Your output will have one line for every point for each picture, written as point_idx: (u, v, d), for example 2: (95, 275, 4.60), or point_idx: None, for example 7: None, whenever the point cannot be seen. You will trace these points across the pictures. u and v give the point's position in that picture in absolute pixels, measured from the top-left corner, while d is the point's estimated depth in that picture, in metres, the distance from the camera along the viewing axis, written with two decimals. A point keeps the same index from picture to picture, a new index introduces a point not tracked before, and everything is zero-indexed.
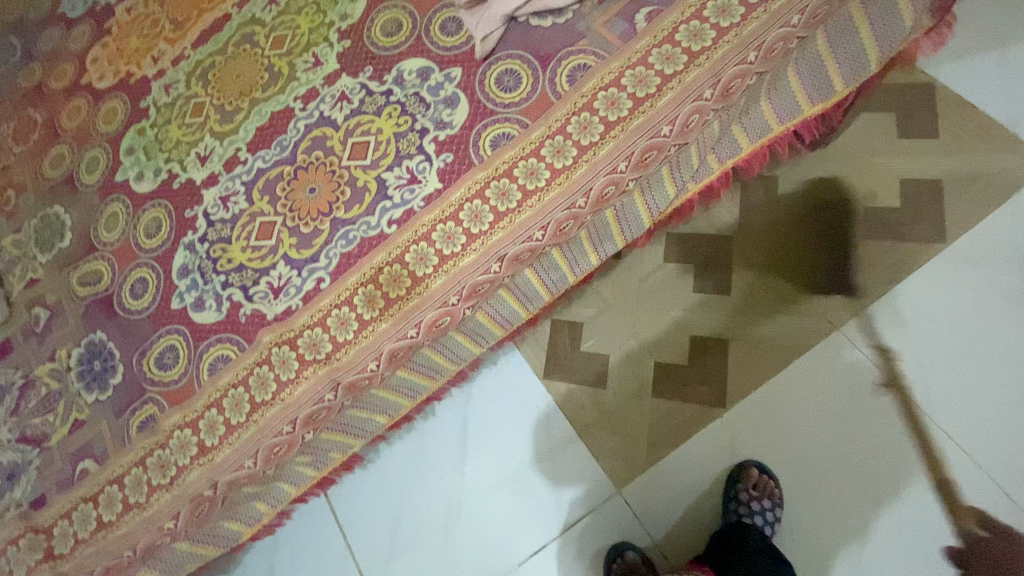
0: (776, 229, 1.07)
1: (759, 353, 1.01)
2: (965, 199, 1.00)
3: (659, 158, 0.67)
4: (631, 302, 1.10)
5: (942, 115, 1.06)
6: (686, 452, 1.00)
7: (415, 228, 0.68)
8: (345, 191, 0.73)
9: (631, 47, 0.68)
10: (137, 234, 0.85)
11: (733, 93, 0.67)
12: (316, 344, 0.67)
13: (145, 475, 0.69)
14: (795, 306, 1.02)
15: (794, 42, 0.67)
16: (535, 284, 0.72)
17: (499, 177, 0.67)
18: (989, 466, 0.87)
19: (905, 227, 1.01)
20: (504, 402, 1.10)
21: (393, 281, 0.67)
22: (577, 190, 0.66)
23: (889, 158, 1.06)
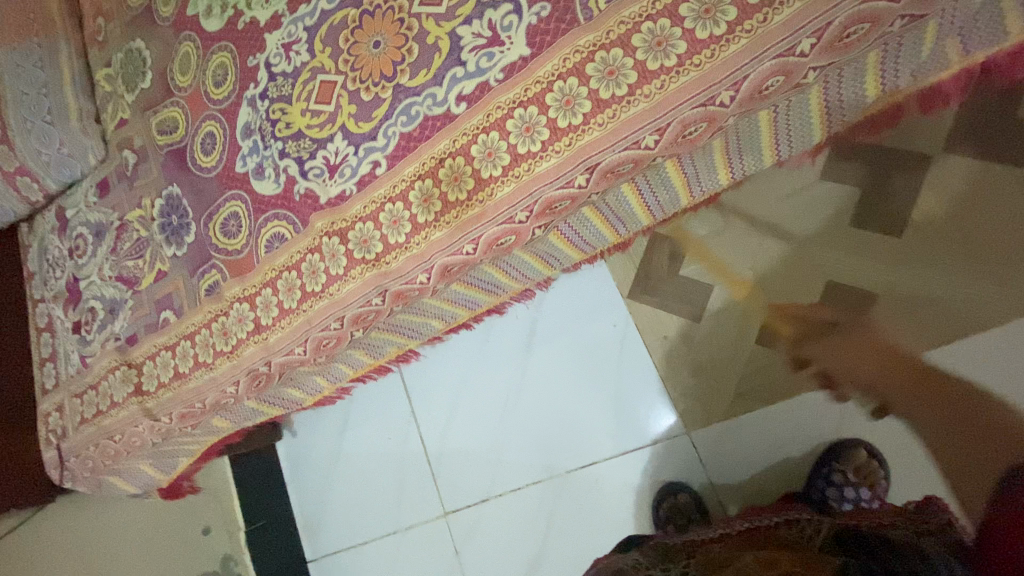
0: (994, 155, 0.78)
1: (918, 318, 0.79)
2: None
3: (868, 38, 0.43)
4: (756, 225, 0.89)
5: None
6: (778, 411, 0.86)
7: (488, 111, 0.52)
8: (413, 49, 0.58)
9: None
10: (207, 81, 0.77)
11: None
12: (367, 241, 0.59)
13: (211, 338, 0.71)
14: (991, 267, 0.77)
15: None
16: (632, 204, 0.56)
17: (610, 45, 0.47)
18: None
19: None
20: (581, 314, 1.00)
21: (455, 179, 0.54)
22: (722, 78, 0.45)
23: None
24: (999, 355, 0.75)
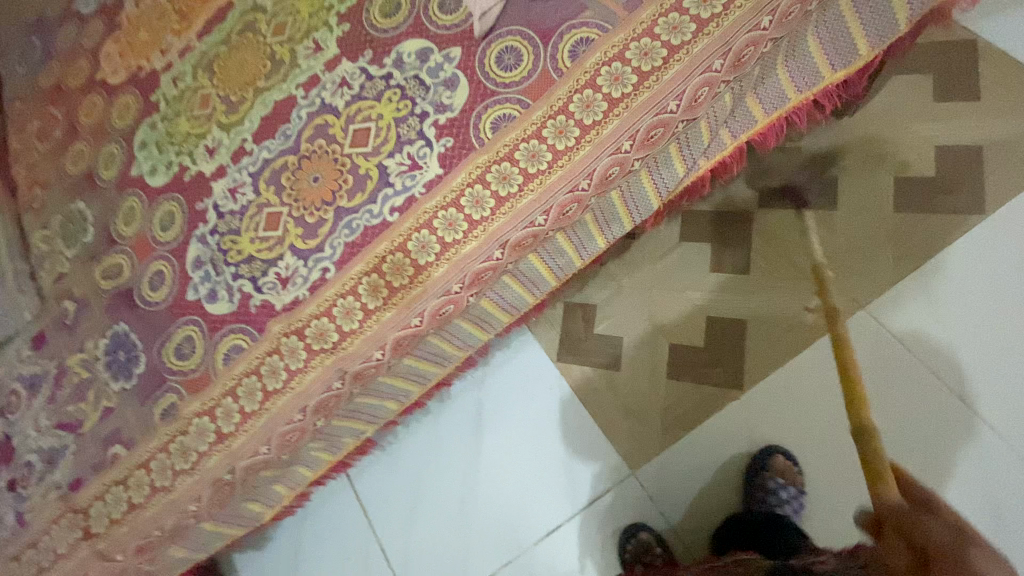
0: (790, 202, 1.02)
1: (777, 335, 0.98)
2: (1005, 171, 0.91)
3: (665, 136, 0.64)
4: (645, 282, 1.08)
5: (987, 75, 0.96)
6: (703, 434, 0.98)
7: (416, 217, 0.67)
8: (348, 180, 0.73)
9: (636, 18, 0.64)
10: (154, 227, 0.87)
11: (744, 63, 0.62)
12: (323, 333, 0.68)
13: (170, 459, 0.73)
14: (816, 283, 0.97)
15: (812, 5, 0.61)
16: (539, 269, 0.71)
17: (500, 160, 0.65)
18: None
19: (940, 197, 0.93)
20: (518, 386, 1.11)
21: (396, 270, 0.67)
22: (580, 172, 0.64)
23: (924, 124, 0.97)
24: (852, 352, 0.92)
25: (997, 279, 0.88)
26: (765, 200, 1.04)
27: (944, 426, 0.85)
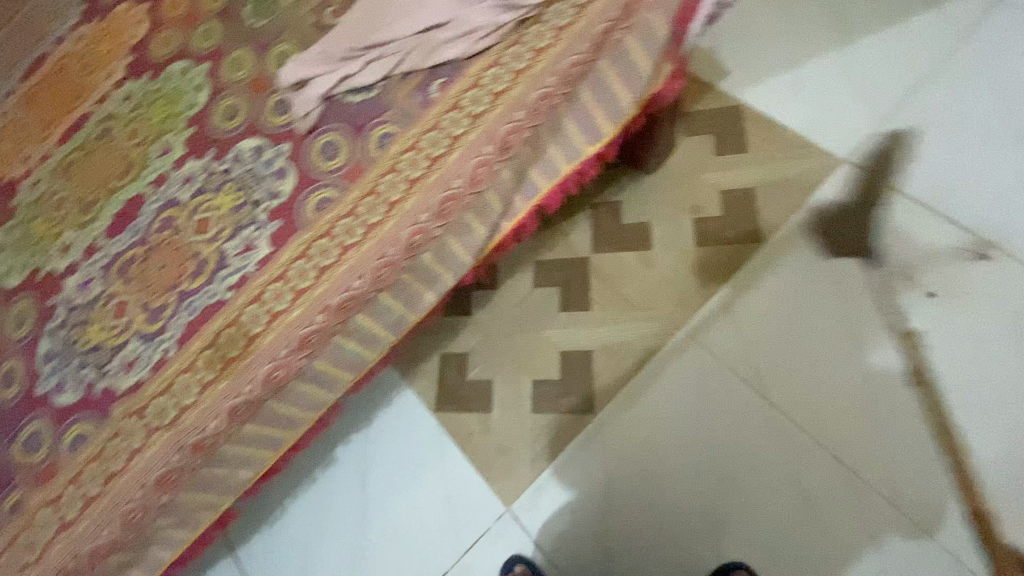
0: (618, 246, 1.21)
1: (618, 360, 1.11)
2: (770, 206, 1.14)
3: (458, 207, 0.75)
4: (507, 328, 1.20)
5: (749, 132, 1.21)
6: (568, 461, 1.06)
7: (248, 292, 0.75)
8: (191, 265, 0.81)
9: (427, 115, 0.77)
10: (5, 327, 0.89)
11: (511, 146, 0.76)
12: (161, 411, 0.73)
13: (8, 560, 0.73)
14: (642, 312, 1.14)
15: (557, 99, 0.77)
16: (371, 328, 0.78)
17: (321, 237, 0.75)
18: (821, 439, 0.96)
19: (727, 232, 1.14)
20: (400, 442, 1.16)
21: (230, 342, 0.73)
22: (387, 241, 0.73)
23: (708, 174, 1.20)
24: (680, 373, 1.07)
25: (782, 300, 1.07)
26: (598, 245, 1.22)
27: (755, 428, 1.00)
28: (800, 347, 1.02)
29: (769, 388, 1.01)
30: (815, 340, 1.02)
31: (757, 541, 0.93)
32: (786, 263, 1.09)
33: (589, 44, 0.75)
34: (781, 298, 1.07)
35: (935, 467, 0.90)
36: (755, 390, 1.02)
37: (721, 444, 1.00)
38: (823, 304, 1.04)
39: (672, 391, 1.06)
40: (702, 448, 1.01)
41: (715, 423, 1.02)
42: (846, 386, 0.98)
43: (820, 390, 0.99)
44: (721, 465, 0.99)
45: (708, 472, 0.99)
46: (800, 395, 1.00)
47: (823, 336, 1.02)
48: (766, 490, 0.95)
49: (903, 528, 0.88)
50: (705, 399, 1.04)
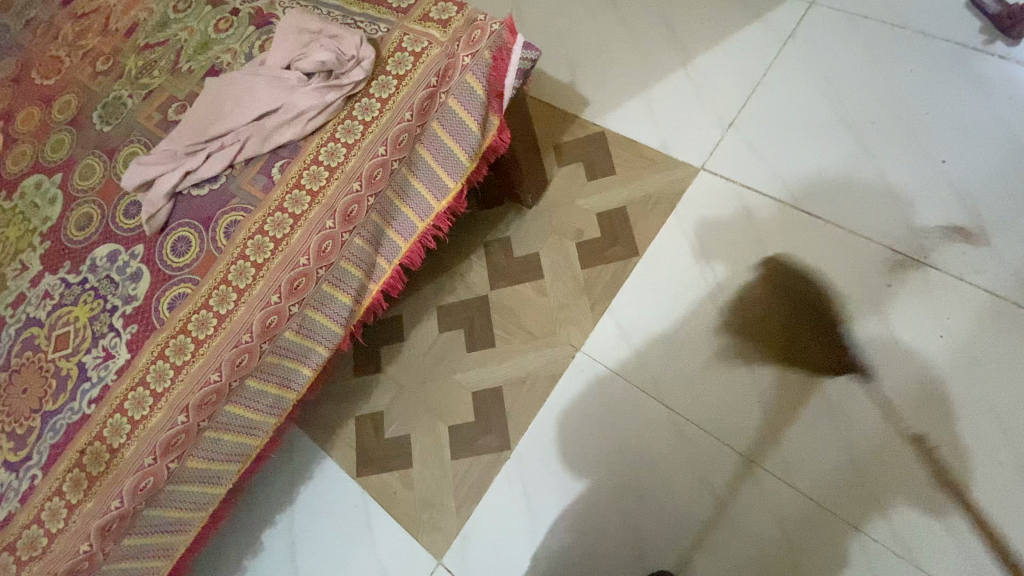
0: (512, 278, 1.25)
1: (527, 391, 1.14)
2: (643, 219, 1.22)
3: (311, 283, 0.77)
4: (418, 378, 1.21)
5: (615, 155, 1.30)
6: (493, 501, 1.07)
7: (109, 403, 0.74)
8: (52, 383, 0.79)
9: (269, 198, 0.79)
10: None
11: (354, 216, 0.78)
12: (33, 541, 0.71)
13: None
14: (544, 339, 1.17)
15: (394, 164, 0.80)
16: (245, 415, 0.78)
17: (177, 335, 0.75)
18: (723, 435, 1.00)
19: (608, 250, 1.21)
20: (326, 514, 1.14)
21: (95, 458, 0.72)
22: (240, 328, 0.75)
23: (584, 199, 1.28)
24: (587, 394, 1.10)
25: (668, 307, 1.12)
26: (494, 280, 1.26)
27: (662, 437, 1.03)
28: (689, 348, 1.08)
29: (669, 394, 1.06)
30: (699, 338, 1.08)
31: (679, 549, 0.95)
32: (667, 270, 1.16)
33: (413, 111, 0.80)
34: (667, 305, 1.13)
35: (819, 439, 0.96)
36: (657, 397, 1.06)
37: (631, 455, 1.03)
38: (704, 304, 1.11)
39: (580, 413, 1.09)
40: (616, 466, 1.03)
41: (624, 436, 1.05)
42: (737, 380, 1.03)
43: (716, 388, 1.04)
44: (633, 476, 1.02)
45: (625, 489, 1.01)
46: (695, 393, 1.04)
47: (705, 333, 1.08)
48: (680, 496, 0.98)
49: (806, 510, 0.93)
50: (609, 414, 1.07)
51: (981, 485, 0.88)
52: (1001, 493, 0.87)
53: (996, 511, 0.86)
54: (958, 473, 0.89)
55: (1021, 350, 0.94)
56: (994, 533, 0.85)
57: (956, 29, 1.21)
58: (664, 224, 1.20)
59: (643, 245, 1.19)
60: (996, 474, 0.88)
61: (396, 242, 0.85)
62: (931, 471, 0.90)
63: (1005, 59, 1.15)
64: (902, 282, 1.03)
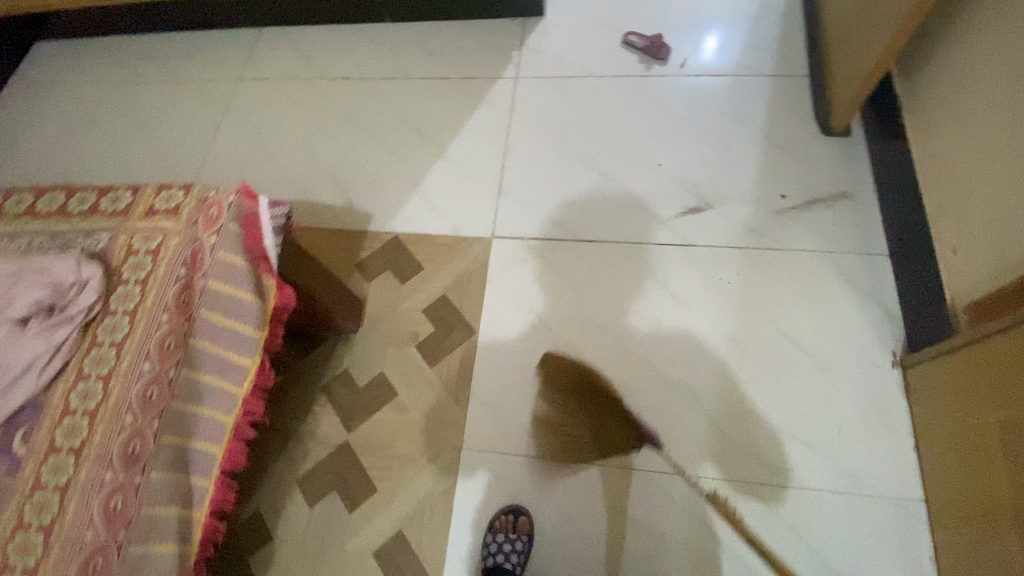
0: (366, 409, 1.18)
1: (430, 517, 1.06)
2: (465, 298, 1.26)
3: (111, 557, 0.62)
4: (309, 567, 1.05)
5: (416, 252, 1.35)
6: None
7: None
8: None
9: (21, 481, 0.65)
10: None
11: (140, 453, 0.66)
12: None
13: None
14: (424, 456, 1.12)
15: (169, 375, 0.70)
16: None
17: None
18: (615, 461, 1.07)
19: (447, 339, 1.22)
20: None
21: None
22: None
23: (404, 302, 1.28)
24: (488, 489, 1.08)
25: (522, 368, 1.17)
26: (348, 420, 1.17)
27: (570, 490, 1.06)
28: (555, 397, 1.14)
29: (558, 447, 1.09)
30: (559, 383, 1.15)
31: None
32: (506, 334, 1.21)
33: (169, 312, 0.72)
34: (521, 365, 1.17)
35: (685, 422, 1.08)
36: (550, 456, 1.09)
37: (554, 525, 1.04)
38: (550, 350, 1.18)
39: (489, 509, 1.06)
40: (544, 542, 1.04)
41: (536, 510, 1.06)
42: None
43: None
44: (561, 541, 1.03)
45: (559, 558, 1.03)
46: (578, 436, 1.09)
47: (563, 377, 1.15)
48: (607, 538, 1.02)
49: (704, 490, 1.03)
50: (515, 496, 1.07)
51: (802, 397, 1.08)
52: (816, 397, 1.07)
53: (820, 411, 1.06)
54: (783, 397, 1.08)
55: (774, 281, 1.19)
56: (827, 430, 1.05)
57: (625, 63, 1.52)
58: (486, 297, 1.26)
59: (476, 321, 1.23)
60: (805, 384, 1.09)
61: (209, 452, 0.74)
62: (766, 405, 1.08)
63: (665, 75, 1.48)
64: (680, 266, 1.23)
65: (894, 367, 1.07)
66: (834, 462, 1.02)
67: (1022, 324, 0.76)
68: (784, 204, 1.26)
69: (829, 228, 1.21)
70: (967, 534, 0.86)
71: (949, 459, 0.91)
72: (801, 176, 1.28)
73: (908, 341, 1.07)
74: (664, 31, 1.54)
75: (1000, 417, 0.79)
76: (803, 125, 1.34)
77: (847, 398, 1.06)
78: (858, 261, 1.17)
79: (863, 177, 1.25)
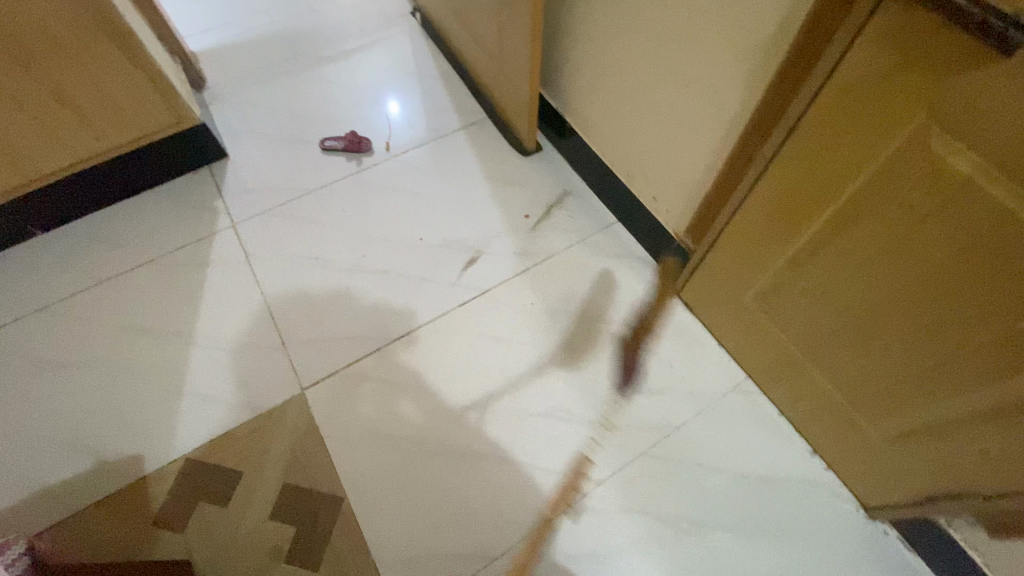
0: None
1: None
2: (310, 473, 1.12)
3: None
4: None
5: (225, 460, 1.13)
6: None
7: None
8: None
9: None
10: None
11: None
12: None
13: None
14: None
15: None
16: None
17: None
18: (536, 518, 1.09)
19: (317, 527, 1.07)
20: None
21: None
22: None
23: (243, 523, 1.07)
24: None
25: (409, 498, 1.10)
26: None
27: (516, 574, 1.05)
28: (455, 502, 1.10)
29: (484, 545, 1.07)
30: (450, 487, 1.11)
31: None
32: (374, 478, 1.11)
33: None
34: (406, 497, 1.10)
35: (568, 443, 1.16)
36: (482, 559, 1.06)
37: None
38: (423, 464, 1.13)
39: None
40: None
41: None
42: (498, 477, 1.12)
43: (497, 499, 1.10)
44: None
45: None
46: (495, 521, 1.09)
47: (449, 479, 1.12)
48: None
49: (612, 487, 1.12)
50: None
51: (632, 361, 1.24)
52: (640, 354, 1.25)
53: (650, 364, 1.24)
54: (620, 369, 1.23)
55: (559, 285, 1.34)
56: (661, 374, 1.23)
57: (335, 167, 1.53)
58: (333, 455, 1.13)
59: (336, 487, 1.10)
60: (628, 350, 1.26)
61: None
62: (613, 385, 1.22)
63: (377, 163, 1.54)
64: (485, 316, 1.30)
65: (670, 297, 1.32)
66: (681, 393, 1.20)
67: (746, 204, 0.95)
68: (530, 222, 1.44)
69: (570, 223, 1.43)
70: (790, 374, 1.08)
71: (745, 335, 1.14)
72: (529, 194, 1.48)
73: (667, 275, 1.33)
74: (354, 127, 1.61)
75: (768, 278, 0.99)
76: (507, 155, 1.56)
77: (660, 340, 1.26)
78: (606, 236, 1.41)
79: (569, 175, 1.51)
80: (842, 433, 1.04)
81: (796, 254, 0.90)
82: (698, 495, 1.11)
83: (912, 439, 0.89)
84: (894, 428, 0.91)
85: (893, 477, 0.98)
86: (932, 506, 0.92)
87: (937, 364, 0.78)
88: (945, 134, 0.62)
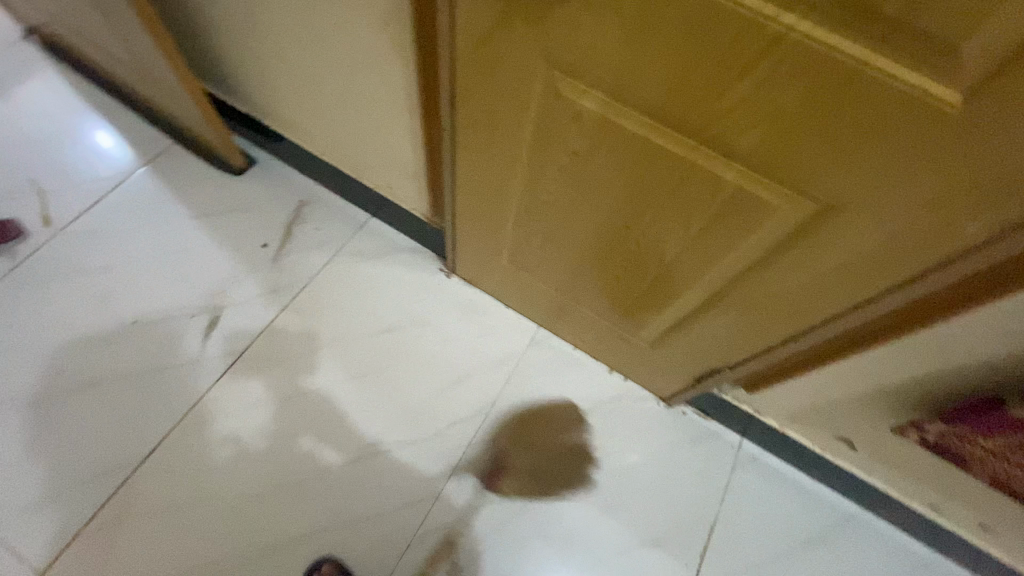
0: None
1: None
2: None
3: None
4: None
5: None
6: None
7: None
8: None
9: None
10: None
11: None
12: None
13: None
14: None
15: None
16: None
17: None
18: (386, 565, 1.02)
19: None
20: None
21: None
22: None
23: None
24: None
25: None
26: None
27: None
28: None
29: None
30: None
31: None
32: None
33: None
34: None
35: (394, 471, 1.08)
36: None
37: None
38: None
39: None
40: None
41: None
42: (331, 545, 1.01)
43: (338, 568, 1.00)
44: None
45: None
46: None
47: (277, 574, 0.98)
48: None
49: (451, 491, 1.08)
50: None
51: (431, 358, 1.18)
52: (437, 348, 1.19)
53: (450, 353, 1.19)
54: (422, 372, 1.17)
55: (329, 310, 1.20)
56: (464, 359, 1.19)
57: None
58: None
59: None
60: (423, 349, 1.19)
61: None
62: (420, 390, 1.15)
63: (42, 245, 1.18)
64: (256, 379, 1.12)
65: (449, 277, 1.25)
66: (487, 370, 1.18)
67: (459, 176, 0.89)
68: (272, 251, 1.24)
69: (319, 237, 1.26)
70: (567, 316, 1.11)
71: (522, 294, 1.14)
72: (259, 220, 1.27)
73: (437, 256, 1.26)
74: None
75: (510, 238, 0.96)
76: (215, 181, 1.30)
77: (452, 326, 1.21)
78: (362, 237, 1.27)
79: (298, 182, 1.31)
80: (623, 351, 1.10)
81: (518, 212, 0.88)
82: (532, 458, 1.12)
83: (666, 340, 0.97)
84: (651, 336, 0.98)
85: (670, 372, 1.07)
86: (702, 385, 1.03)
87: (655, 278, 0.82)
88: (565, 77, 0.60)
